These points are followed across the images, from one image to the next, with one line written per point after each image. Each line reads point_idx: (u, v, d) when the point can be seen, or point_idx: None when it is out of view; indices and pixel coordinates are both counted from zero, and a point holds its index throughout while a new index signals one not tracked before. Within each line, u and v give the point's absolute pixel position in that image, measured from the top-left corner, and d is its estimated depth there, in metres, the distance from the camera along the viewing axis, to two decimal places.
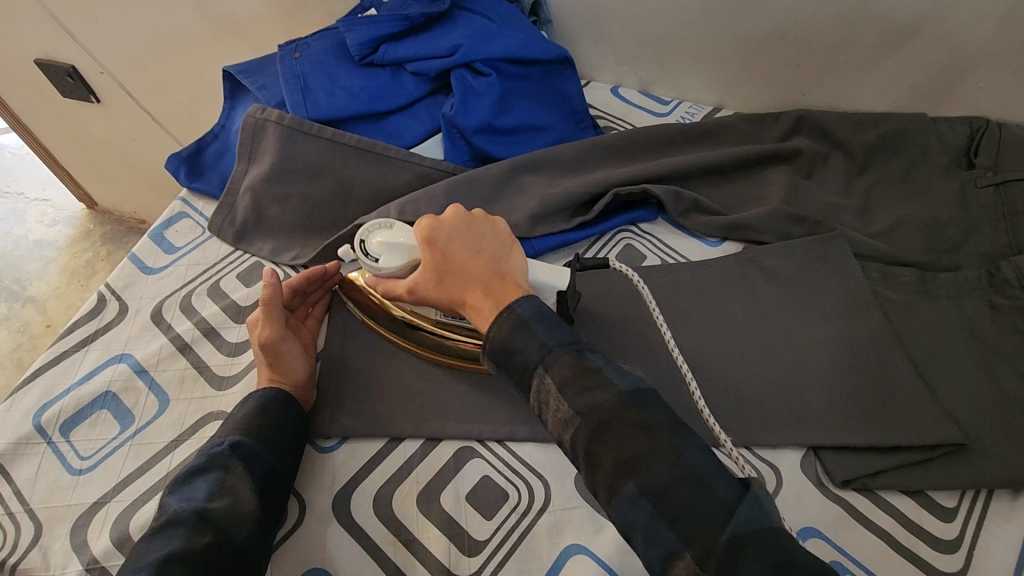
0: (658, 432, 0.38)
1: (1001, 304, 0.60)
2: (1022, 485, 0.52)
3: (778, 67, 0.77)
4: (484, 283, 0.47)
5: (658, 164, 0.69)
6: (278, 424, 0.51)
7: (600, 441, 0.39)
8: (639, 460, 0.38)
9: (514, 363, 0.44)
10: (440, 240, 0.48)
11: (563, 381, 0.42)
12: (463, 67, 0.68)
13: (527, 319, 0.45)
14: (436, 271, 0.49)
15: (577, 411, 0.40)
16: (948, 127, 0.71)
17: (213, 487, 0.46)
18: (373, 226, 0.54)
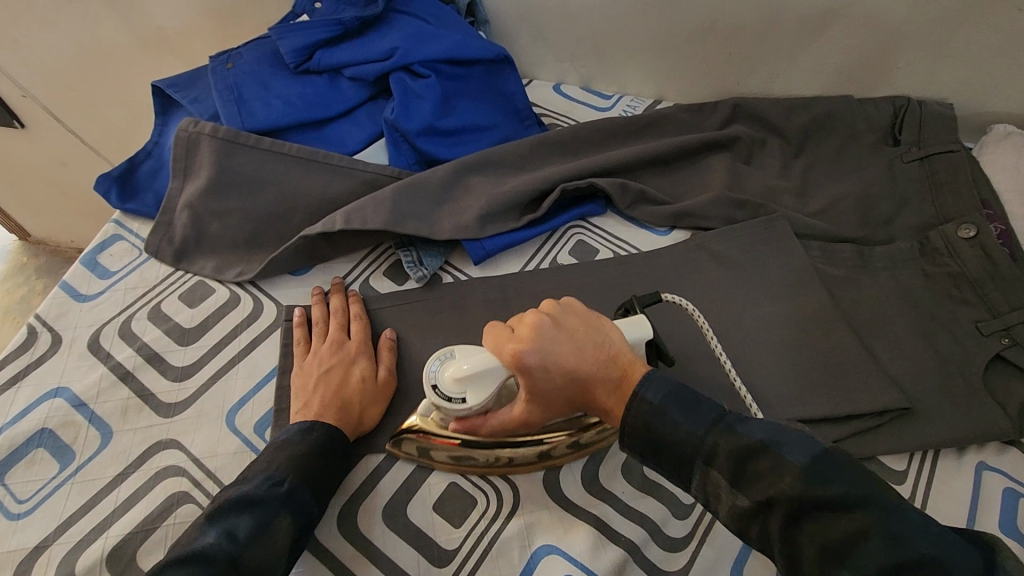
0: (864, 507, 0.33)
1: (933, 272, 0.63)
2: (965, 442, 0.54)
3: (713, 57, 0.79)
4: (602, 381, 0.44)
5: (603, 158, 0.70)
6: (329, 474, 0.49)
7: (797, 527, 0.34)
8: (848, 546, 0.33)
9: (667, 456, 0.40)
10: (532, 365, 0.44)
11: (734, 470, 0.37)
12: (402, 70, 0.68)
13: (663, 403, 0.40)
14: (537, 385, 0.45)
15: (760, 500, 0.36)
16: (873, 108, 0.75)
17: (256, 529, 0.42)
18: (434, 365, 0.50)
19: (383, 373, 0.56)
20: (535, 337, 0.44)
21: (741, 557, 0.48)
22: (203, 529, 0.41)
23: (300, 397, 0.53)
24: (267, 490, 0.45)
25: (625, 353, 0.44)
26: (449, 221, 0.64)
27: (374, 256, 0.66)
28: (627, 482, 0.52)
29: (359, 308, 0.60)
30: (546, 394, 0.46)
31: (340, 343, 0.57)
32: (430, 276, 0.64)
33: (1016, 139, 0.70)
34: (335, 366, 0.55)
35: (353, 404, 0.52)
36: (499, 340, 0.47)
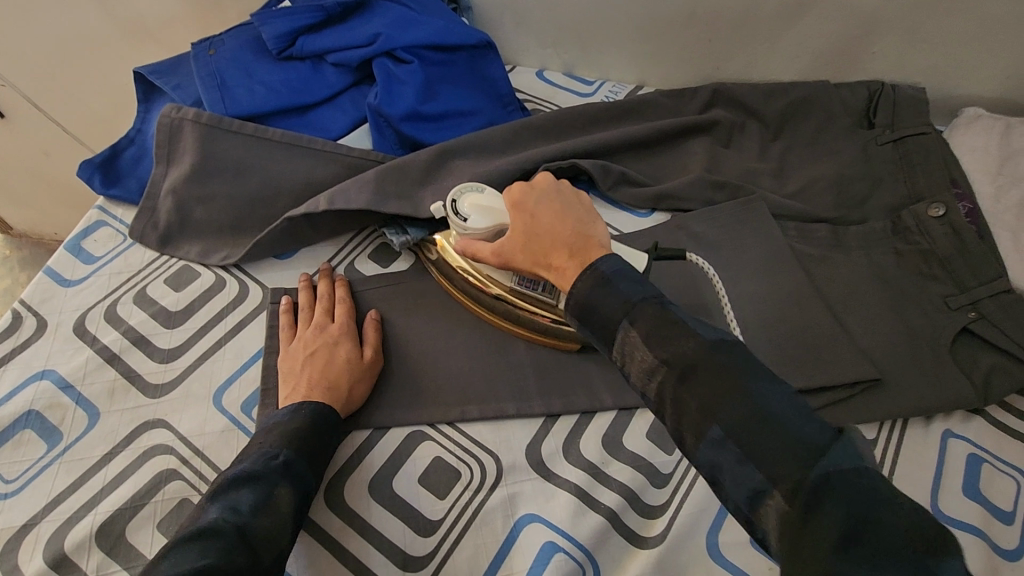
0: (744, 377, 0.35)
1: (904, 250, 0.65)
2: (933, 411, 0.56)
3: (692, 43, 0.80)
4: (569, 245, 0.47)
5: (585, 141, 0.71)
6: (323, 446, 0.49)
7: (686, 388, 0.36)
8: (722, 401, 0.35)
9: (595, 320, 0.42)
10: (530, 203, 0.51)
11: (649, 331, 0.39)
12: (385, 56, 0.68)
13: (609, 278, 0.42)
14: (524, 226, 0.50)
15: (665, 359, 0.38)
16: (849, 91, 0.77)
17: (259, 502, 0.43)
18: (463, 188, 0.57)
19: (369, 352, 0.56)
20: (544, 191, 0.51)
21: (717, 523, 0.50)
22: (206, 506, 0.42)
23: (288, 381, 0.53)
24: (265, 465, 0.45)
25: (601, 240, 0.48)
26: (433, 202, 0.64)
27: (360, 239, 0.67)
28: (607, 454, 0.53)
29: (343, 291, 0.60)
30: (524, 239, 0.50)
31: (325, 326, 0.57)
32: (415, 256, 0.65)
33: (985, 121, 0.72)
34: (320, 348, 0.55)
35: (340, 383, 0.53)
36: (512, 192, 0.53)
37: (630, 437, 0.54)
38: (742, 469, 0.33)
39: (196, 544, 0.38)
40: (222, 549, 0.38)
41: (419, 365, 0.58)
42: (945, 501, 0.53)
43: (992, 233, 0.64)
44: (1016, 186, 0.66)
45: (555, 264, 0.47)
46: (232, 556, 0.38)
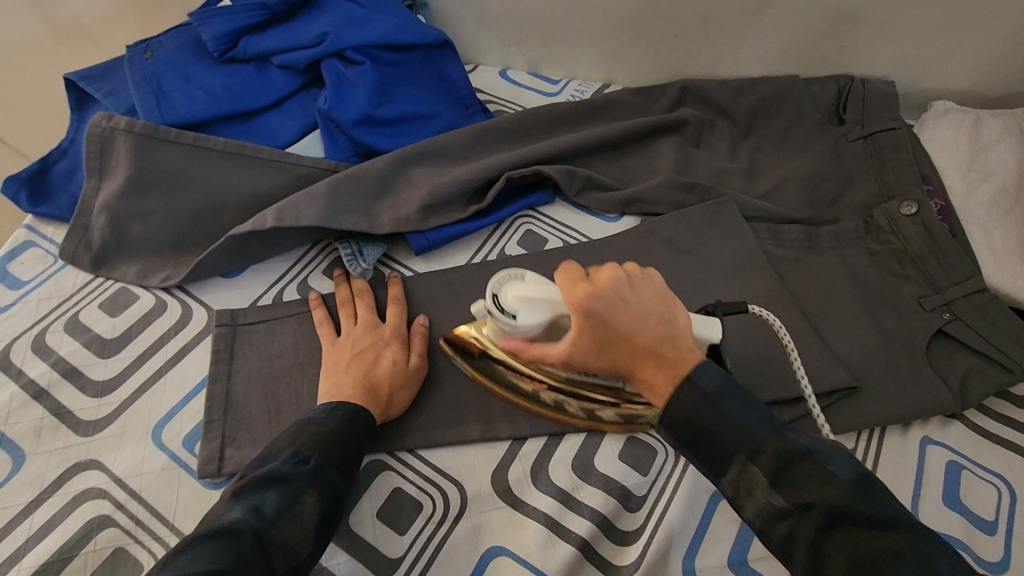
0: (897, 531, 0.34)
1: (877, 250, 0.64)
2: (910, 418, 0.55)
3: (659, 39, 0.77)
4: (657, 355, 0.41)
5: (550, 144, 0.68)
6: (354, 450, 0.47)
7: (827, 536, 0.35)
8: (878, 562, 0.33)
9: (704, 443, 0.39)
10: (599, 310, 0.41)
11: (775, 470, 0.37)
12: (334, 56, 0.64)
13: (713, 395, 0.39)
14: (594, 333, 0.42)
15: (801, 503, 0.36)
16: (818, 88, 0.75)
17: (283, 506, 0.40)
18: (502, 277, 0.49)
19: (414, 359, 0.54)
20: (609, 289, 0.41)
21: (693, 547, 0.48)
22: (230, 504, 0.40)
23: (330, 377, 0.52)
24: (293, 467, 0.43)
25: (686, 338, 0.42)
26: (390, 214, 0.61)
27: (314, 254, 0.63)
28: (578, 478, 0.51)
29: (398, 290, 0.58)
30: (599, 346, 0.43)
31: (375, 326, 0.56)
32: (371, 271, 0.61)
33: (954, 115, 0.70)
34: (367, 349, 0.53)
35: (380, 387, 0.51)
36: (565, 284, 0.43)
37: (602, 458, 0.51)
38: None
39: (212, 544, 0.36)
40: (236, 555, 0.36)
41: None
42: (925, 512, 0.51)
43: (964, 230, 0.63)
44: (986, 182, 0.65)
45: (640, 370, 0.42)
46: (245, 565, 0.36)
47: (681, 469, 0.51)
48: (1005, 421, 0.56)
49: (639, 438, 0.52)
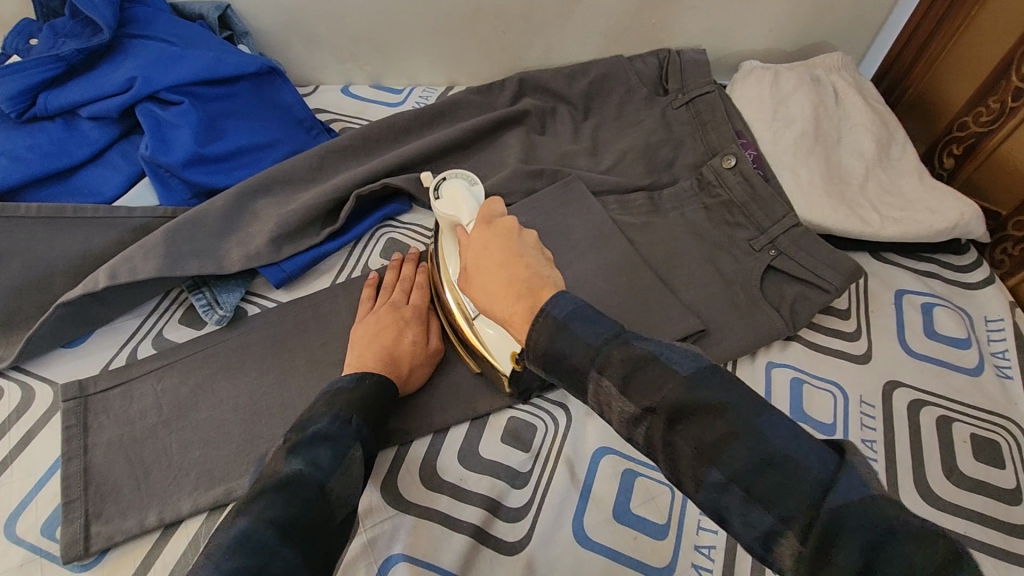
0: (730, 412, 0.31)
1: (711, 204, 0.70)
2: (755, 348, 0.61)
3: (489, 38, 0.80)
4: (524, 283, 0.41)
5: (397, 154, 0.69)
6: (381, 415, 0.49)
7: (675, 434, 0.32)
8: (717, 444, 0.30)
9: (562, 368, 0.38)
10: (488, 241, 0.46)
11: (623, 377, 0.34)
12: (149, 100, 0.61)
13: (566, 320, 0.38)
14: (475, 271, 0.45)
15: (646, 405, 0.33)
16: (642, 63, 0.80)
17: (337, 459, 0.42)
18: (456, 173, 0.57)
19: (433, 341, 0.58)
20: (501, 228, 0.46)
21: (580, 508, 0.51)
22: (286, 459, 0.40)
23: (356, 351, 0.54)
24: (336, 427, 0.44)
25: (552, 279, 0.42)
26: (239, 251, 0.60)
27: (165, 306, 0.60)
28: (466, 468, 0.53)
29: (424, 278, 0.62)
30: (480, 266, 0.45)
31: (401, 307, 0.59)
32: (231, 314, 0.59)
33: (757, 72, 0.78)
34: (393, 323, 0.56)
35: (402, 362, 0.54)
36: (478, 224, 0.49)
37: (487, 445, 0.54)
38: (746, 513, 0.29)
39: (280, 494, 0.37)
40: (302, 503, 0.37)
41: (249, 432, 0.53)
42: None
43: (776, 174, 0.70)
44: (789, 128, 0.72)
45: (504, 304, 0.42)
46: (312, 514, 0.38)
47: (562, 441, 0.54)
48: (833, 333, 0.64)
49: (519, 419, 0.56)
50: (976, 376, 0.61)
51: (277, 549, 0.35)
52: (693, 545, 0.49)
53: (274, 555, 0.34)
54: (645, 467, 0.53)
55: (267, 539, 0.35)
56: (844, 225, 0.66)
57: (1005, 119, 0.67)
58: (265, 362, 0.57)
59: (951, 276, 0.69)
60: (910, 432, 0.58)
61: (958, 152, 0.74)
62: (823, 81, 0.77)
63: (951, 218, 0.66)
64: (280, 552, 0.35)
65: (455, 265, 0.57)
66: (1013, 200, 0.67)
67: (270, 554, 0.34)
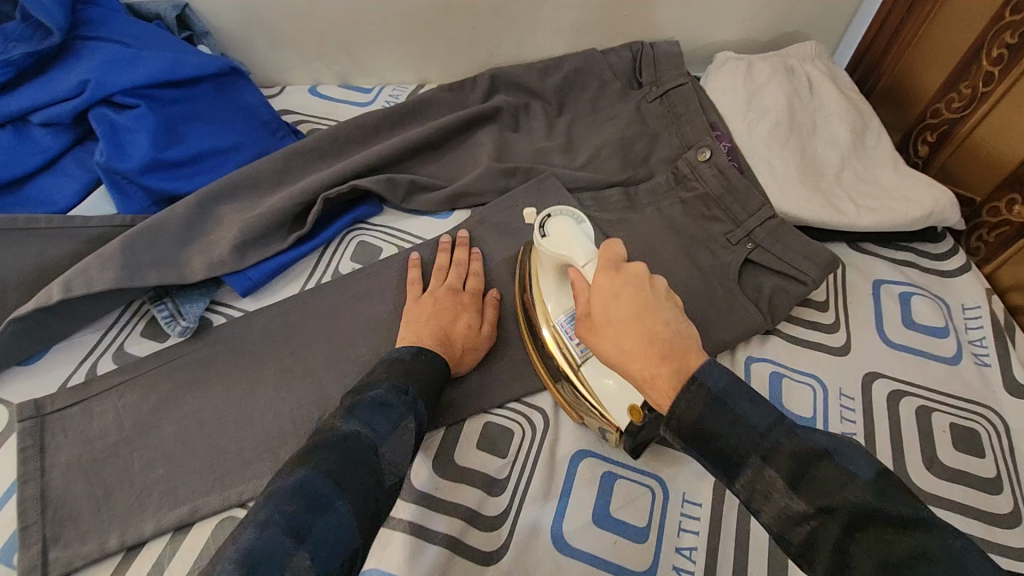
0: (922, 530, 0.27)
1: (687, 198, 0.69)
2: (733, 344, 0.61)
3: (460, 34, 0.78)
4: (665, 342, 0.38)
5: (365, 155, 0.67)
6: (433, 392, 0.49)
7: (851, 541, 0.28)
8: (907, 563, 0.27)
9: (715, 448, 0.35)
10: (619, 290, 0.42)
11: (792, 471, 0.32)
12: (103, 104, 0.59)
13: (723, 393, 0.35)
14: (604, 320, 0.42)
15: (820, 506, 0.30)
16: (615, 56, 0.79)
17: (392, 428, 0.42)
18: (562, 210, 0.54)
19: (486, 327, 0.58)
20: (632, 276, 0.43)
21: (558, 512, 0.50)
22: (344, 419, 0.41)
23: (410, 328, 0.55)
24: (393, 396, 0.45)
25: (695, 338, 0.39)
26: (201, 259, 0.58)
27: (126, 319, 0.58)
28: (441, 477, 0.52)
29: (478, 267, 0.62)
30: (611, 319, 0.41)
31: (456, 292, 0.59)
32: (196, 325, 0.57)
33: (731, 63, 0.77)
34: (449, 306, 0.57)
35: (454, 344, 0.55)
36: (602, 269, 0.45)
37: (463, 452, 0.53)
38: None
39: (335, 450, 0.39)
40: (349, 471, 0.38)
41: (216, 446, 0.51)
42: None
43: (751, 167, 0.70)
44: (764, 119, 0.72)
45: (642, 363, 0.39)
46: (364, 471, 0.38)
47: (538, 445, 0.53)
48: (811, 325, 0.64)
49: (495, 424, 0.55)
50: (954, 363, 0.61)
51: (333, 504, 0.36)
52: (674, 547, 0.48)
53: (326, 506, 0.35)
54: (623, 469, 0.52)
55: (321, 491, 0.36)
56: (820, 215, 0.66)
57: (977, 105, 0.66)
58: (231, 374, 0.55)
59: (927, 265, 0.68)
60: (890, 423, 0.57)
61: (932, 139, 0.74)
62: (797, 72, 0.76)
63: (926, 206, 0.66)
64: (333, 502, 0.36)
65: (557, 305, 0.53)
66: (986, 185, 0.67)
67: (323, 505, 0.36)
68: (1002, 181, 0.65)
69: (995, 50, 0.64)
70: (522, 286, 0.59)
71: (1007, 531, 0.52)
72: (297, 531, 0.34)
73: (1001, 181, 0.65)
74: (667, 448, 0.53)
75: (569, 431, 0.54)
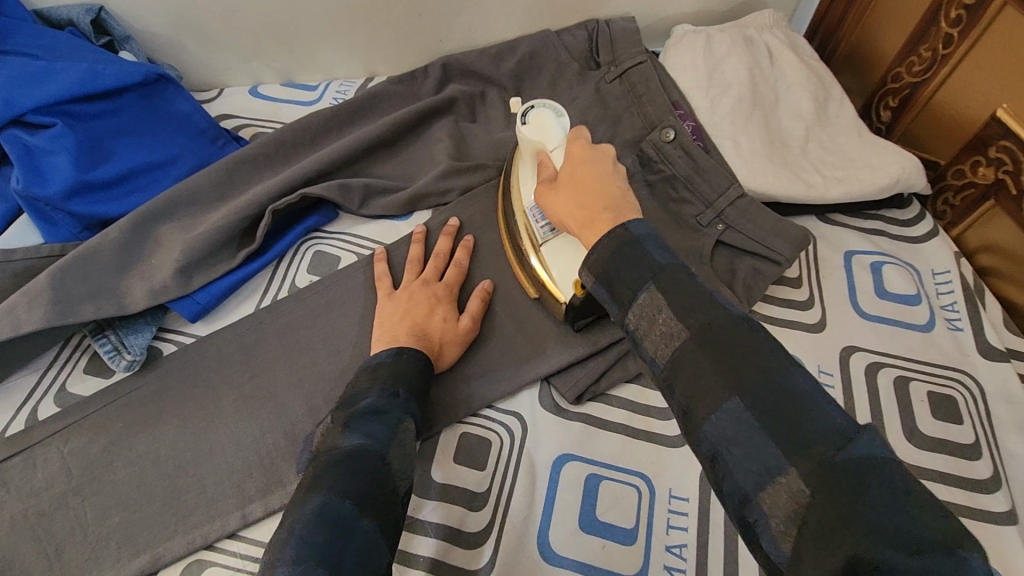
0: (771, 360, 0.31)
1: (654, 180, 0.66)
2: None
3: (406, 22, 0.74)
4: (611, 198, 0.42)
5: (313, 160, 0.63)
6: (425, 392, 0.47)
7: (705, 351, 0.32)
8: (750, 380, 0.30)
9: (615, 279, 0.37)
10: (584, 159, 0.45)
11: (678, 298, 0.34)
12: (15, 125, 0.54)
13: (635, 239, 0.38)
14: (567, 178, 0.45)
15: (695, 331, 0.33)
16: (570, 35, 0.76)
17: (390, 432, 0.40)
18: (545, 103, 0.54)
19: (466, 320, 0.55)
20: (602, 152, 0.46)
21: (545, 523, 0.48)
22: (343, 434, 0.39)
23: (384, 323, 0.53)
24: (385, 401, 0.43)
25: (635, 206, 0.42)
26: (142, 286, 0.54)
27: (66, 355, 0.54)
28: (418, 497, 0.50)
29: (463, 256, 0.59)
30: (572, 180, 0.45)
31: (433, 284, 0.57)
32: (143, 358, 0.53)
33: (689, 37, 0.75)
34: (424, 301, 0.55)
35: (432, 338, 0.52)
36: (576, 143, 0.48)
37: (440, 467, 0.51)
38: (750, 451, 0.29)
39: (345, 467, 0.36)
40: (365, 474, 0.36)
41: (172, 487, 0.48)
42: None
43: (716, 145, 0.68)
44: (726, 94, 0.70)
45: (585, 212, 0.42)
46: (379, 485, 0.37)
47: (519, 453, 0.51)
48: (786, 304, 0.63)
49: (472, 434, 0.53)
50: (928, 331, 0.60)
51: (357, 521, 0.34)
52: (665, 547, 0.47)
53: (351, 529, 0.34)
54: (607, 470, 0.50)
55: (343, 513, 0.34)
56: (789, 190, 0.65)
57: (938, 67, 0.65)
58: (186, 407, 0.52)
59: (897, 232, 0.68)
60: (870, 397, 0.57)
61: (894, 104, 0.73)
62: (756, 41, 0.74)
63: (893, 173, 0.65)
64: (358, 522, 0.34)
65: (529, 193, 0.55)
66: (950, 148, 0.66)
67: (342, 528, 0.34)
68: (966, 143, 0.64)
69: (954, 11, 0.62)
70: (502, 188, 0.61)
71: (989, 496, 0.52)
72: (329, 561, 0.32)
73: (965, 143, 0.64)
74: (650, 445, 0.52)
75: (549, 436, 0.52)
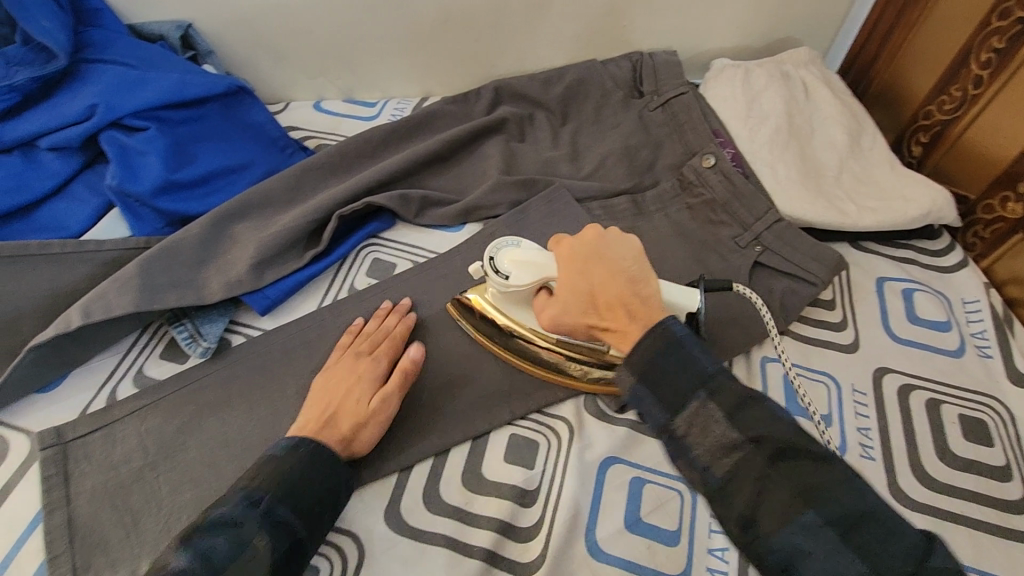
0: (826, 469, 0.37)
1: (694, 204, 0.70)
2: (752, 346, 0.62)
3: (462, 48, 0.79)
4: (630, 308, 0.45)
5: (375, 171, 0.67)
6: (315, 493, 0.45)
7: (773, 473, 0.37)
8: (812, 486, 0.36)
9: (664, 387, 0.43)
10: (580, 261, 0.48)
11: (731, 406, 0.40)
12: (113, 126, 0.59)
13: (678, 340, 0.43)
14: (567, 288, 0.49)
15: (755, 440, 0.39)
16: (615, 65, 0.80)
17: (232, 549, 0.39)
18: (499, 244, 0.55)
19: (376, 401, 0.52)
20: (593, 244, 0.48)
21: (590, 521, 0.50)
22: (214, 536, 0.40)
23: (316, 399, 0.52)
24: (242, 512, 0.42)
25: (650, 297, 0.46)
26: (219, 279, 0.58)
27: (144, 341, 0.58)
28: (470, 491, 0.52)
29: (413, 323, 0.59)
30: (579, 292, 0.48)
31: (359, 359, 0.55)
32: (216, 346, 0.57)
33: (728, 71, 0.79)
34: (342, 380, 0.53)
35: (334, 424, 0.50)
36: (563, 248, 0.50)
37: (489, 466, 0.54)
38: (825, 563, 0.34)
39: None
40: None
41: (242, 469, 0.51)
42: None
43: (755, 171, 0.71)
44: (764, 124, 0.73)
45: (612, 325, 0.46)
46: None
47: (565, 454, 0.54)
48: (820, 325, 0.66)
49: (520, 435, 0.55)
50: (959, 357, 0.63)
51: None
52: (707, 549, 0.49)
53: None
54: (649, 475, 0.53)
55: None
56: (824, 217, 0.68)
57: (967, 107, 0.69)
58: (253, 395, 0.55)
59: (927, 262, 0.70)
60: (903, 418, 0.59)
61: (925, 140, 0.76)
62: (792, 77, 0.79)
63: (925, 205, 0.68)
64: None
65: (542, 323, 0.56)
66: (979, 183, 0.69)
67: None
68: (994, 178, 0.67)
69: (984, 54, 0.66)
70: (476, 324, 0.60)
71: (1020, 518, 0.53)
72: None
73: (994, 179, 0.67)
74: None
75: (595, 439, 0.55)
